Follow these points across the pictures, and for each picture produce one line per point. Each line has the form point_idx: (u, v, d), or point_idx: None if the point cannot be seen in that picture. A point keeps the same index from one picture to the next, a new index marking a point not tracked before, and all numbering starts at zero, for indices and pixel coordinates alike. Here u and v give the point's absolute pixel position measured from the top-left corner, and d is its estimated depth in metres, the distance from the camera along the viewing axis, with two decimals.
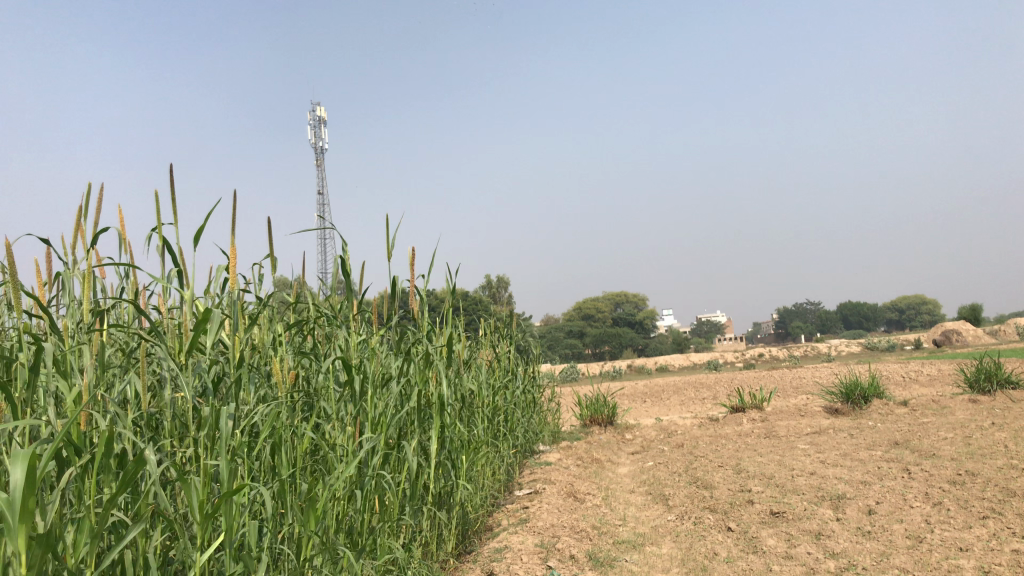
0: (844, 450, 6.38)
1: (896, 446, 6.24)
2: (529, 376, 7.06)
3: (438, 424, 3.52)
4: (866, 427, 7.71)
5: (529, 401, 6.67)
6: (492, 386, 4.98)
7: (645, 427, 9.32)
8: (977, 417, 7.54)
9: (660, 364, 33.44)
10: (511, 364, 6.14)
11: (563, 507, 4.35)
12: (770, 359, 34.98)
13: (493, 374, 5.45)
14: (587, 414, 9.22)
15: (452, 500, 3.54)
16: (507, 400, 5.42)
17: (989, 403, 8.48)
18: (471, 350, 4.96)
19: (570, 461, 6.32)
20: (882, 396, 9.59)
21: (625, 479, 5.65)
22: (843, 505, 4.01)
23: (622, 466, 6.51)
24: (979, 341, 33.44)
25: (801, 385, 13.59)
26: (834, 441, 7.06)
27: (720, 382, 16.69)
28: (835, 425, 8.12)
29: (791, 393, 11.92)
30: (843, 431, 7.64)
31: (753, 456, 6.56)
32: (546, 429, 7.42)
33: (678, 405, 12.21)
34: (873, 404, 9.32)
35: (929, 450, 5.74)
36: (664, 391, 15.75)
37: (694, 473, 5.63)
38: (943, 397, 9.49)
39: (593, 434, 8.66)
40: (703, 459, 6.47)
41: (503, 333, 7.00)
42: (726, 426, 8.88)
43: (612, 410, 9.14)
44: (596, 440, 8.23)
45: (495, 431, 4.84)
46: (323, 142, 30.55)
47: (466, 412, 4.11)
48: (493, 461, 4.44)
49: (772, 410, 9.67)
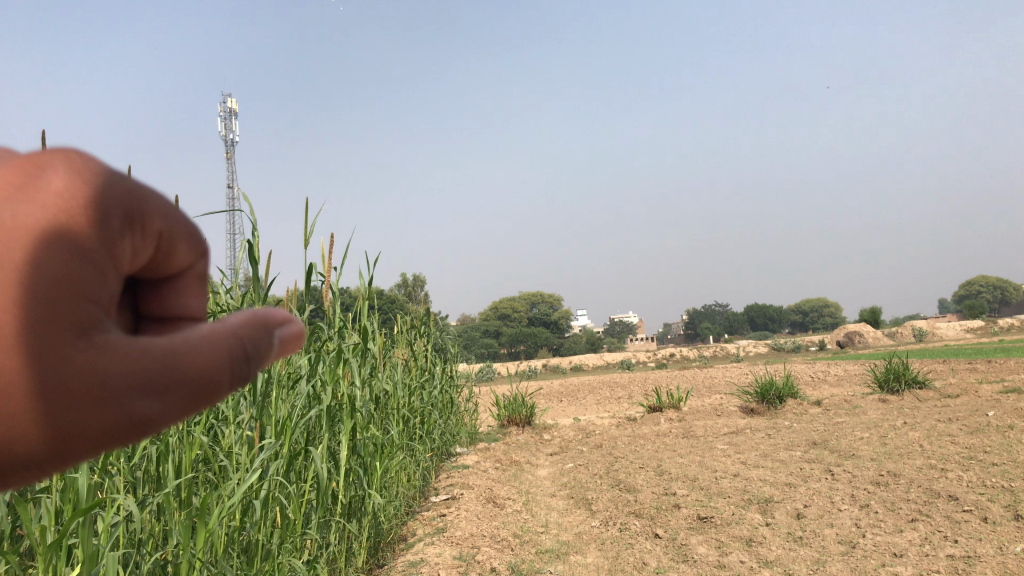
0: (763, 450, 6.34)
1: (815, 446, 6.22)
2: (447, 375, 6.80)
3: (350, 428, 3.23)
4: (783, 426, 7.72)
5: (445, 401, 6.41)
6: (407, 386, 4.72)
7: (563, 427, 9.16)
8: (889, 417, 7.64)
9: (574, 364, 33.53)
10: (428, 362, 5.87)
11: (482, 514, 4.11)
12: (682, 359, 35.56)
13: (409, 373, 5.18)
14: (504, 414, 9.00)
15: (364, 511, 3.26)
16: (423, 401, 5.14)
17: (899, 403, 8.63)
18: (386, 348, 4.68)
19: (488, 463, 6.09)
20: (796, 396, 9.67)
21: (545, 482, 5.46)
22: (771, 508, 3.91)
23: (542, 468, 6.32)
24: (879, 342, 34.72)
25: (715, 384, 13.71)
26: (752, 441, 7.02)
27: (636, 381, 16.74)
28: (752, 424, 8.12)
29: (706, 393, 11.98)
30: (760, 431, 7.63)
31: (673, 456, 6.45)
32: (463, 431, 7.16)
33: (595, 405, 12.10)
34: (788, 403, 9.39)
35: (848, 451, 5.72)
36: (580, 391, 15.68)
37: (616, 475, 5.47)
38: (854, 396, 9.63)
39: (511, 435, 8.44)
40: (624, 461, 6.33)
41: (419, 330, 6.70)
42: (644, 425, 8.79)
43: (530, 410, 8.95)
44: (514, 441, 8.01)
45: (410, 433, 4.57)
46: (233, 134, 29.52)
47: (380, 414, 3.83)
48: (408, 466, 4.18)
49: (689, 410, 9.65)
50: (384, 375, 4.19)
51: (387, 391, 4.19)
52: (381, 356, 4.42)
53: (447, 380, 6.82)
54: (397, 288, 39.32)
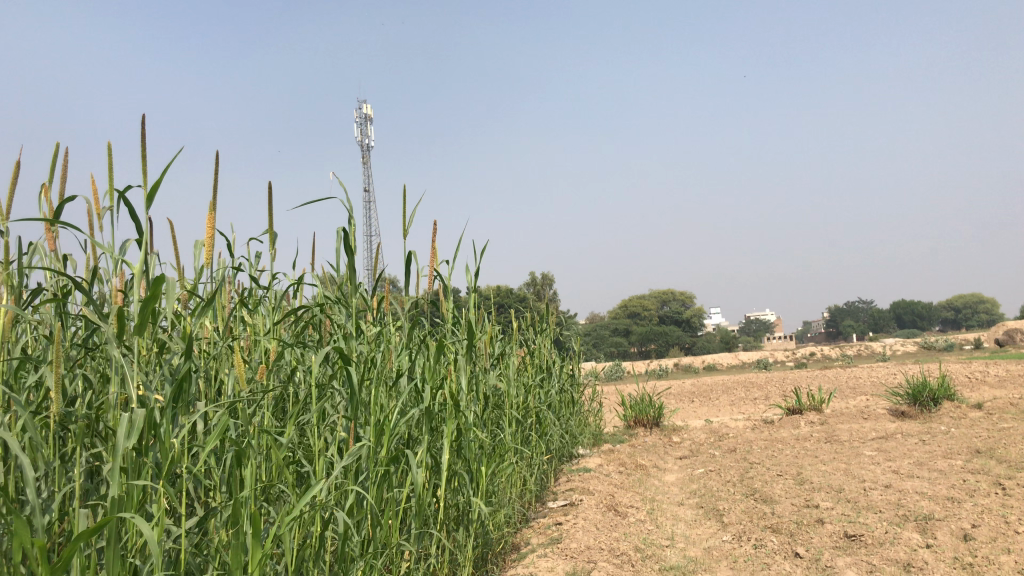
0: (918, 458, 5.74)
1: (979, 455, 5.57)
2: (569, 374, 6.53)
3: (454, 430, 3.00)
4: (940, 431, 7.03)
5: (567, 402, 6.13)
6: (522, 384, 4.47)
7: (694, 429, 8.71)
8: None
9: (707, 363, 32.57)
10: (547, 360, 5.61)
11: (602, 524, 3.80)
12: (821, 358, 33.96)
13: (526, 372, 4.94)
14: (631, 415, 8.64)
15: (469, 520, 3.03)
16: (540, 400, 4.88)
17: None
18: (502, 345, 4.45)
19: (611, 467, 5.77)
20: (954, 398, 8.84)
21: (672, 489, 5.09)
22: (932, 527, 3.42)
23: (670, 473, 5.94)
24: None
25: (860, 385, 12.84)
26: (904, 447, 6.39)
27: (773, 381, 15.96)
28: (903, 429, 7.44)
29: (851, 394, 11.20)
30: (913, 436, 6.96)
31: (815, 463, 5.93)
32: (587, 432, 6.87)
33: (729, 406, 11.52)
34: (944, 406, 8.58)
35: (1020, 462, 5.07)
36: (712, 390, 15.09)
37: (750, 483, 5.04)
38: (1022, 399, 8.72)
39: (638, 436, 8.08)
40: (760, 467, 5.86)
41: (540, 327, 6.46)
42: (782, 428, 8.24)
43: (659, 411, 8.56)
44: (641, 443, 7.64)
45: (525, 435, 4.33)
46: (368, 140, 30.18)
47: (490, 415, 3.59)
48: (522, 470, 3.93)
49: (832, 412, 8.99)
50: (499, 377, 3.97)
51: (499, 393, 3.96)
52: (497, 357, 4.21)
53: (569, 379, 6.55)
54: (526, 286, 39.39)
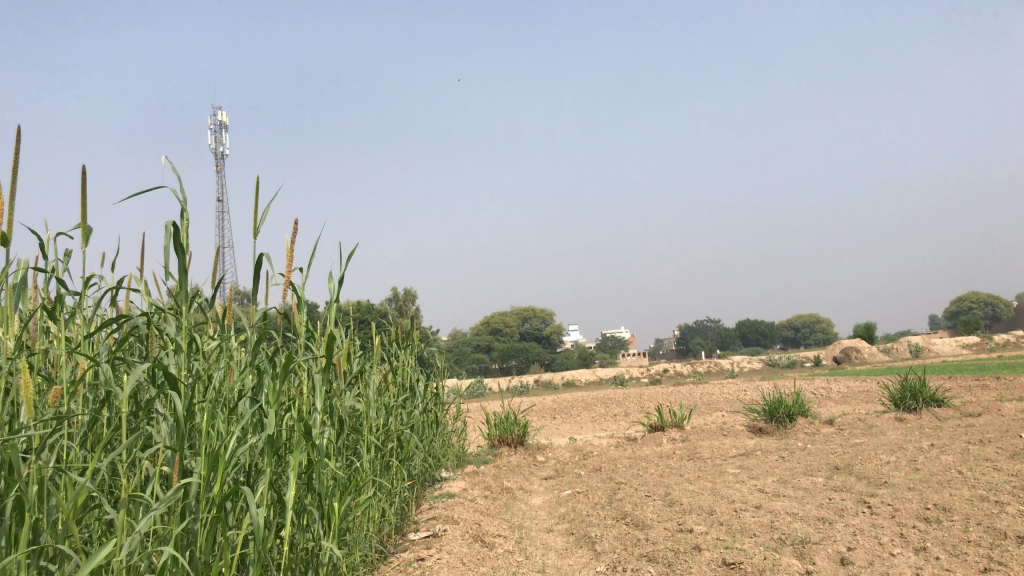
0: (780, 476, 5.74)
1: (838, 471, 5.63)
2: (433, 392, 6.20)
3: (305, 459, 2.60)
4: (797, 448, 7.13)
5: (430, 422, 5.80)
6: (382, 405, 4.11)
7: (558, 447, 8.55)
8: (912, 438, 7.06)
9: (567, 379, 32.87)
10: (409, 378, 5.26)
11: (469, 557, 3.48)
12: (675, 375, 35.00)
13: (387, 392, 4.57)
14: (496, 434, 8.38)
15: (319, 564, 2.63)
16: (402, 423, 4.53)
17: (918, 423, 8.05)
18: (361, 362, 4.08)
19: (476, 491, 5.47)
20: (807, 414, 9.07)
21: (540, 514, 4.84)
22: (810, 551, 3.30)
23: (536, 495, 5.70)
24: (875, 357, 34.25)
25: (717, 401, 13.14)
26: (766, 464, 6.42)
27: (633, 397, 16.14)
28: (762, 445, 7.53)
29: (709, 411, 11.38)
30: (772, 452, 7.04)
31: (681, 482, 5.83)
32: (449, 453, 6.54)
33: (591, 423, 11.47)
34: (799, 423, 8.78)
35: (878, 478, 5.13)
36: (574, 407, 15.08)
37: (620, 506, 4.86)
38: (868, 415, 9.05)
39: (502, 457, 7.82)
40: (628, 487, 5.71)
41: (402, 343, 6.10)
42: (645, 446, 8.20)
43: (524, 429, 8.35)
44: (506, 464, 7.39)
45: (384, 460, 3.96)
46: (224, 147, 28.71)
47: (346, 441, 3.21)
48: (380, 500, 3.55)
49: (693, 429, 9.04)
50: (358, 398, 3.61)
51: (357, 416, 3.60)
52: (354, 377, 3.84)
53: (433, 399, 6.21)
54: (387, 302, 38.69)
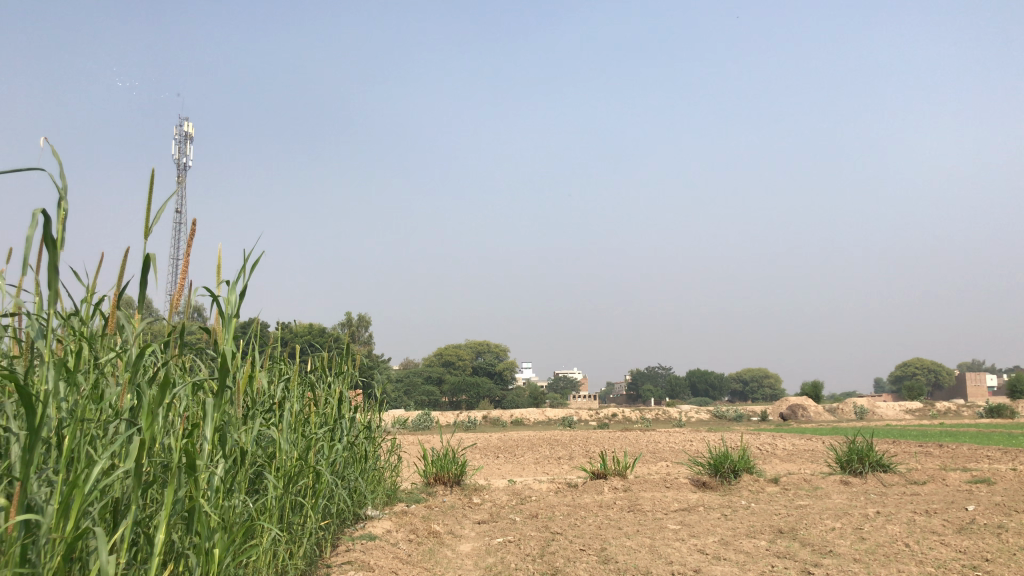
0: (721, 536, 5.51)
1: (782, 535, 5.40)
2: (365, 425, 5.87)
3: (185, 495, 2.29)
4: (740, 506, 6.91)
5: (358, 457, 5.46)
6: (297, 437, 3.81)
7: (495, 489, 8.22)
8: (858, 503, 6.88)
9: (515, 418, 32.48)
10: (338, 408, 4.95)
11: None
12: (623, 420, 34.83)
13: (309, 421, 4.27)
14: (431, 471, 8.03)
15: None
16: (321, 457, 4.22)
17: (863, 487, 7.90)
18: (276, 391, 3.78)
19: (401, 534, 5.13)
20: (752, 471, 8.87)
21: (465, 564, 4.51)
22: None
23: (464, 542, 5.37)
24: (819, 416, 34.45)
25: (662, 450, 12.90)
26: (708, 522, 6.18)
27: (577, 440, 15.84)
28: (704, 501, 7.29)
29: (653, 460, 11.13)
30: (714, 509, 6.81)
31: (619, 536, 5.56)
32: (378, 490, 6.18)
33: (534, 465, 11.14)
34: (743, 479, 8.57)
35: (823, 546, 4.91)
36: (518, 446, 14.73)
37: (550, 560, 4.55)
38: (814, 476, 8.87)
39: (436, 496, 7.47)
40: (562, 539, 5.41)
41: (337, 368, 5.76)
42: (585, 493, 7.90)
43: (461, 468, 8.01)
44: (438, 504, 7.04)
45: (295, 497, 3.65)
46: (186, 159, 28.21)
47: (242, 478, 2.89)
48: (279, 545, 3.24)
49: (636, 479, 8.77)
50: (262, 424, 3.30)
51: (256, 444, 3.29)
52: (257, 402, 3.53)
53: (364, 431, 5.86)
54: (340, 326, 38.07)
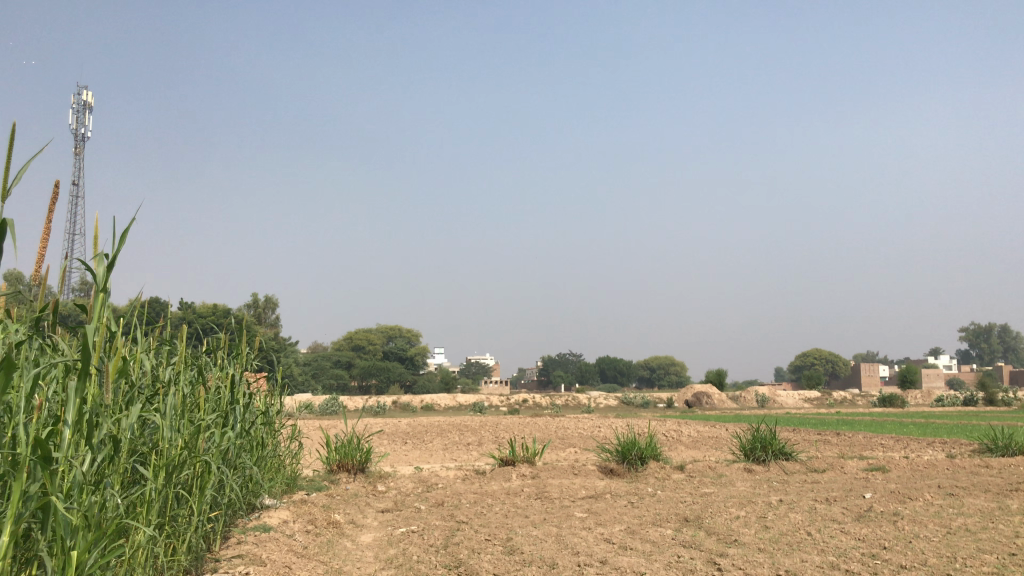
0: (628, 524, 5.46)
1: (688, 524, 5.40)
2: (263, 410, 5.58)
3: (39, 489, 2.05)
4: (646, 493, 6.92)
5: (254, 444, 5.18)
6: (184, 426, 3.56)
7: (401, 477, 8.03)
8: (761, 491, 6.98)
9: (425, 403, 32.20)
10: (233, 393, 4.68)
11: None
12: (533, 406, 34.99)
13: (199, 407, 4.00)
14: (335, 458, 7.77)
15: None
16: (213, 445, 3.97)
17: (766, 475, 8.03)
18: (162, 376, 3.52)
19: (298, 524, 4.89)
20: (659, 458, 8.91)
21: (365, 556, 4.32)
22: None
23: (365, 532, 5.17)
24: (724, 404, 35.34)
25: (571, 437, 12.91)
26: (614, 510, 6.12)
27: (487, 426, 15.72)
28: (611, 488, 7.27)
29: (562, 447, 11.11)
30: (620, 497, 6.79)
31: (526, 525, 5.45)
32: (277, 479, 5.92)
33: (442, 452, 10.97)
34: (650, 466, 8.60)
35: (728, 535, 4.91)
36: (426, 432, 14.52)
37: (454, 551, 4.39)
38: (719, 463, 8.98)
39: (338, 484, 7.22)
40: (467, 528, 5.26)
41: (234, 350, 5.46)
42: (493, 481, 7.78)
43: (366, 455, 7.78)
44: (341, 492, 6.80)
45: (179, 490, 3.40)
46: (84, 128, 26.76)
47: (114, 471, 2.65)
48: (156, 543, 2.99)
49: (544, 466, 8.70)
50: (141, 411, 3.07)
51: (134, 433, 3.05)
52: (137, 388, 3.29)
53: (261, 417, 5.58)
54: (248, 307, 36.91)
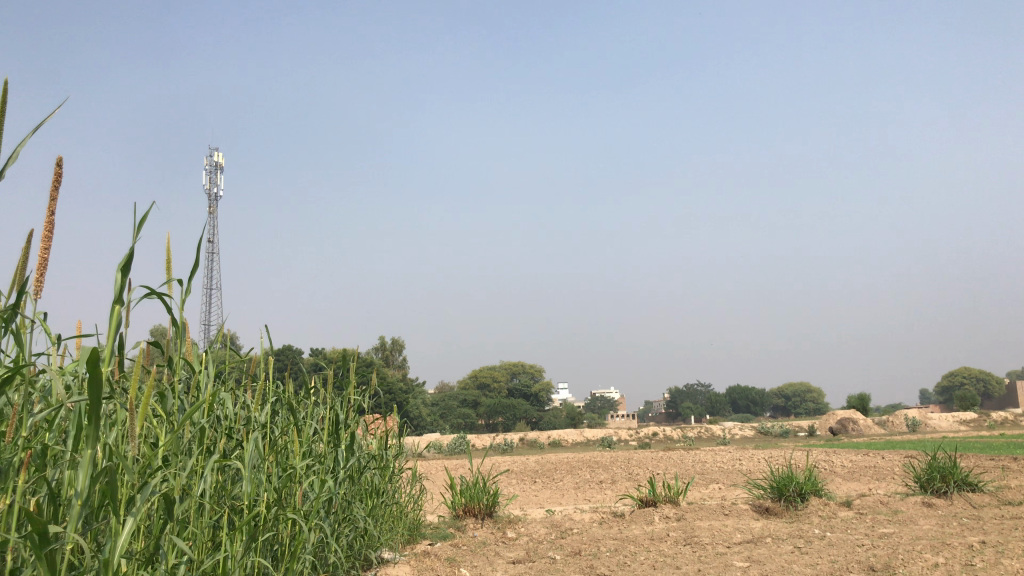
0: None
1: None
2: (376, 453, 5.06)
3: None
4: (814, 536, 5.98)
5: (367, 491, 4.65)
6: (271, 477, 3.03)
7: (532, 521, 7.37)
8: (955, 530, 5.92)
9: (553, 439, 31.54)
10: (337, 439, 4.14)
11: None
12: (665, 440, 33.67)
13: (295, 453, 3.47)
14: (460, 502, 7.18)
15: None
16: (311, 498, 3.42)
17: (953, 511, 6.91)
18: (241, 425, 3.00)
19: None
20: (821, 493, 7.89)
21: None
22: None
23: None
24: (871, 431, 33.01)
25: (714, 472, 11.88)
26: (780, 558, 5.26)
27: (618, 462, 14.83)
28: (772, 530, 6.38)
29: (707, 484, 10.14)
30: (783, 541, 5.90)
31: None
32: (397, 530, 5.37)
33: (574, 491, 10.26)
34: (812, 503, 7.60)
35: None
36: (556, 470, 13.80)
37: None
38: (892, 498, 7.88)
39: (466, 531, 6.64)
40: None
41: (343, 389, 4.95)
42: (633, 524, 7.02)
43: (493, 499, 7.16)
44: (468, 542, 6.20)
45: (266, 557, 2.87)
46: (220, 188, 28.10)
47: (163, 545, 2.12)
48: None
49: (690, 506, 7.83)
50: (213, 462, 2.55)
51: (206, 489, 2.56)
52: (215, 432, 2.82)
53: (376, 460, 5.06)
54: (376, 351, 37.34)
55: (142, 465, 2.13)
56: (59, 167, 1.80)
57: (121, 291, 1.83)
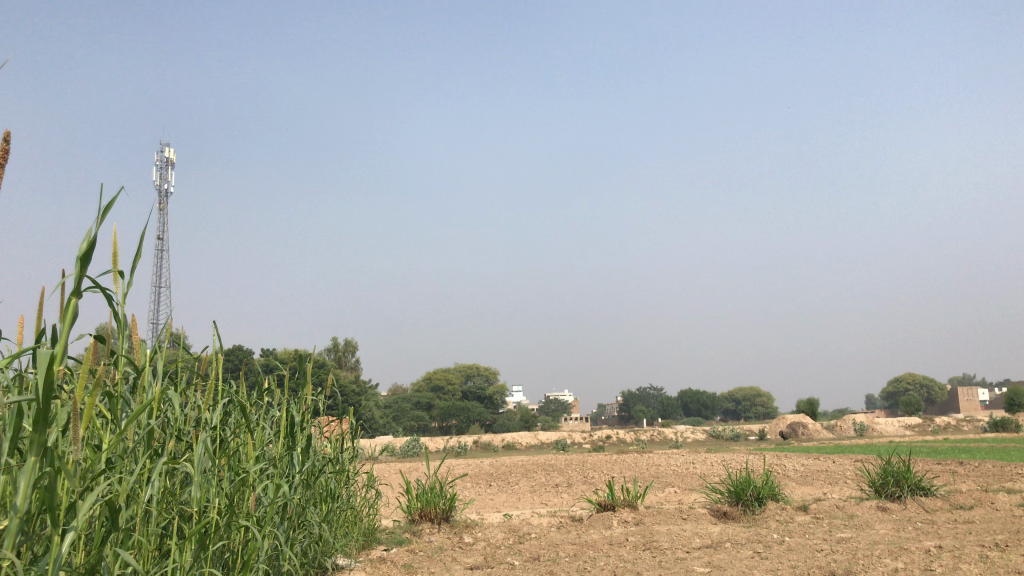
0: None
1: None
2: (331, 456, 4.90)
3: None
4: (774, 541, 5.97)
5: (322, 495, 4.50)
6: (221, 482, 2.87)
7: (489, 526, 7.25)
8: (911, 535, 5.96)
9: (507, 442, 31.43)
10: (291, 441, 3.97)
11: None
12: (617, 443, 33.77)
13: (247, 456, 3.31)
14: (416, 506, 7.04)
15: None
16: (264, 504, 3.26)
17: (908, 515, 6.97)
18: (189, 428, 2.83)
19: None
20: (778, 497, 7.91)
21: None
22: None
23: None
24: (819, 434, 33.52)
25: (669, 474, 11.89)
26: (741, 563, 5.23)
27: (573, 465, 14.77)
28: (731, 535, 6.35)
29: (663, 487, 10.12)
30: (742, 546, 5.87)
31: None
32: (351, 536, 5.21)
33: (530, 495, 10.16)
34: (769, 507, 7.61)
35: None
36: (511, 473, 13.68)
37: None
38: (847, 502, 7.94)
39: (421, 536, 6.50)
40: None
41: (297, 389, 4.78)
42: (591, 529, 6.95)
43: (449, 503, 7.03)
44: (424, 547, 6.06)
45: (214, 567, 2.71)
46: (169, 184, 27.34)
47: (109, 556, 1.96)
48: None
49: (648, 510, 7.79)
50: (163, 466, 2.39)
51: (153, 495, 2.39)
52: (164, 434, 2.66)
53: (331, 463, 4.90)
54: (328, 353, 36.83)
55: (87, 470, 1.97)
56: (7, 140, 1.64)
57: (78, 282, 1.68)
